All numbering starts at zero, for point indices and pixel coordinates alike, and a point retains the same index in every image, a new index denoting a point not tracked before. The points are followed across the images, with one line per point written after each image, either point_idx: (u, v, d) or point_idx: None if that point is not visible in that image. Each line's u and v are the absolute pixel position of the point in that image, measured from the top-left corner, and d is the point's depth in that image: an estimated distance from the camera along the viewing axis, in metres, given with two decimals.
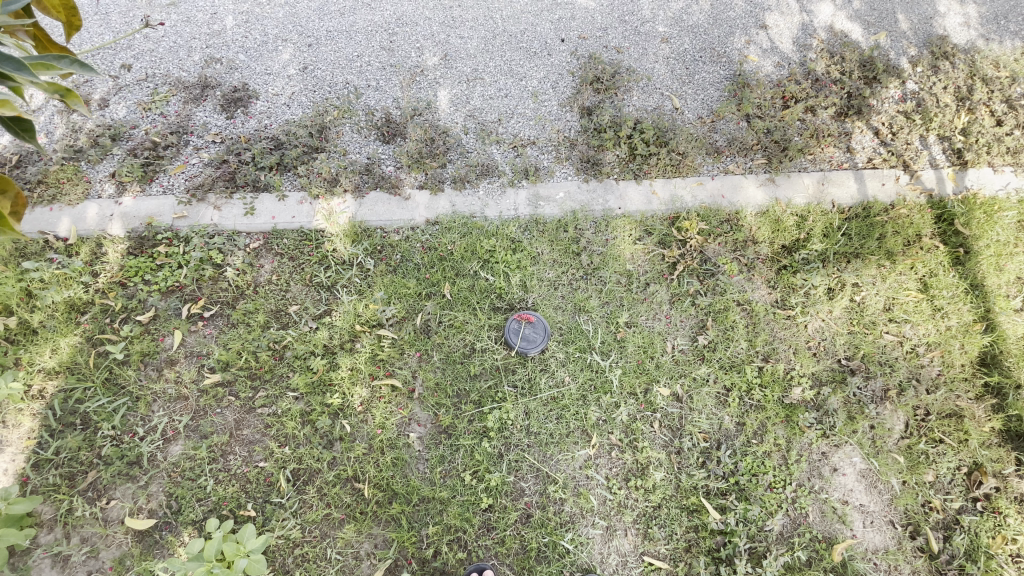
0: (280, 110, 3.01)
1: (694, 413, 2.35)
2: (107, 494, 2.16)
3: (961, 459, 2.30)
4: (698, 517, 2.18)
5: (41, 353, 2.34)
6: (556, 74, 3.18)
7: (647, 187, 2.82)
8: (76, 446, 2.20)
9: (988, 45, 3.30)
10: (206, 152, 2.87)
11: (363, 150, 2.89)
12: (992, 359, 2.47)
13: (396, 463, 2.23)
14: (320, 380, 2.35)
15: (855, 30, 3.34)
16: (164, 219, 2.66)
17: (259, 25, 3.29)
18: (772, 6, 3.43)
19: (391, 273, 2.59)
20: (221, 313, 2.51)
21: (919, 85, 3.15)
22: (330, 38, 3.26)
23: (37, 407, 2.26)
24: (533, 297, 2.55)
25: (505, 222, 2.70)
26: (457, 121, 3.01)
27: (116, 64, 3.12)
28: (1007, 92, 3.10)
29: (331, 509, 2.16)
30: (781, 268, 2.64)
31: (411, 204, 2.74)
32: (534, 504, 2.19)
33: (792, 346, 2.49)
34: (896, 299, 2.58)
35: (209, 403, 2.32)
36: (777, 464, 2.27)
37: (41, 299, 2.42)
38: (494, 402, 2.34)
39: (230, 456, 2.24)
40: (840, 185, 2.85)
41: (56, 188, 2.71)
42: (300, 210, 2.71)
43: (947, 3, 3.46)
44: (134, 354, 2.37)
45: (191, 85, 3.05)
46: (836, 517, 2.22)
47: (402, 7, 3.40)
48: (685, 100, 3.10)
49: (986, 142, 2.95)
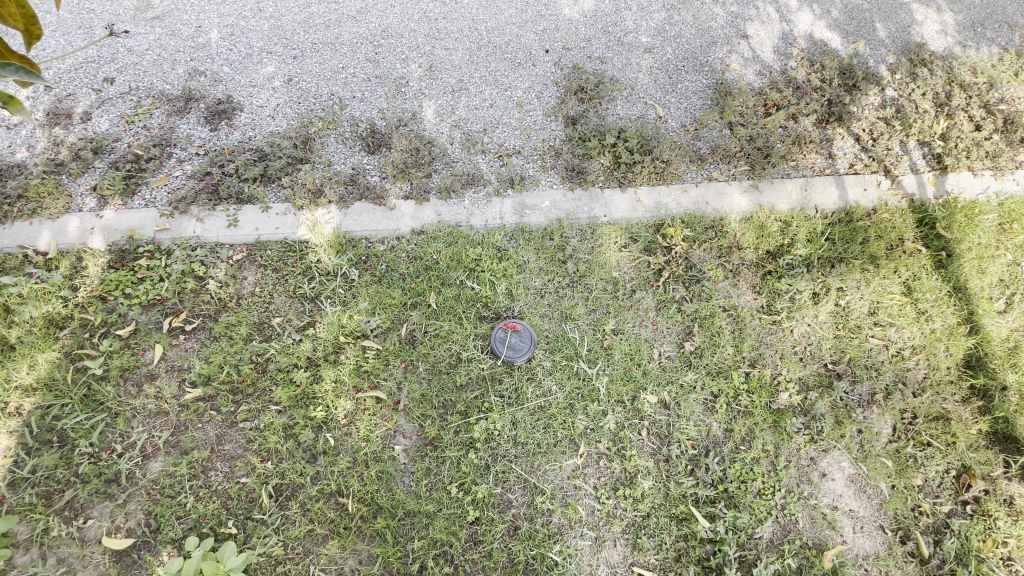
0: (265, 121, 3.00)
1: (682, 420, 2.34)
2: (84, 513, 2.10)
3: (949, 462, 2.30)
4: (687, 526, 2.15)
5: (18, 369, 2.28)
6: (540, 84, 3.20)
7: (632, 195, 2.83)
8: (53, 464, 2.14)
9: (965, 52, 3.37)
10: (189, 164, 2.86)
11: (348, 161, 2.89)
12: (977, 361, 2.49)
13: (380, 476, 2.19)
14: (304, 393, 2.32)
15: (834, 39, 3.40)
16: (146, 232, 2.64)
17: (244, 38, 3.29)
18: (753, 16, 3.49)
19: (376, 283, 2.57)
20: (203, 326, 2.48)
21: (898, 92, 3.20)
22: (316, 50, 3.27)
23: (13, 425, 2.21)
24: (519, 305, 2.54)
25: (490, 231, 2.70)
26: (442, 131, 3.02)
27: (99, 77, 3.11)
28: (984, 97, 3.16)
29: (315, 524, 2.11)
30: (766, 273, 2.65)
31: (396, 214, 2.73)
32: (522, 516, 2.16)
33: (779, 351, 2.49)
34: (880, 303, 2.60)
35: (190, 419, 2.28)
36: (766, 471, 2.26)
37: (18, 314, 2.37)
38: (480, 412, 2.32)
39: (211, 472, 2.20)
40: (822, 191, 2.87)
41: (36, 202, 2.68)
42: (284, 222, 2.69)
43: (924, 12, 3.53)
44: (113, 369, 2.33)
45: (175, 98, 3.04)
46: (826, 524, 2.20)
47: (388, 19, 3.42)
48: (668, 108, 3.13)
49: (966, 147, 3.00)
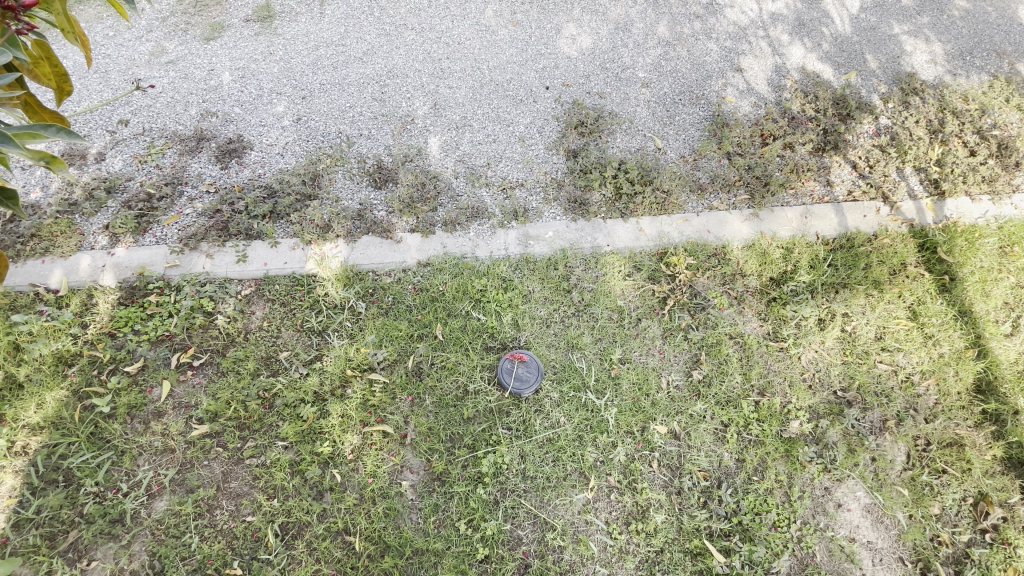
0: (274, 159, 3.08)
1: (692, 451, 2.32)
2: (88, 555, 2.06)
3: (966, 489, 2.26)
4: (702, 561, 2.09)
5: (26, 409, 2.28)
6: (542, 120, 3.29)
7: (634, 224, 2.87)
8: (58, 504, 2.12)
9: (955, 80, 3.46)
10: (199, 202, 2.92)
11: (355, 197, 2.95)
12: (988, 385, 2.47)
13: (387, 513, 2.16)
14: (310, 428, 2.31)
15: (826, 70, 3.50)
16: (156, 269, 2.67)
17: (255, 80, 3.41)
18: (746, 50, 3.60)
19: (383, 316, 2.59)
20: (211, 361, 2.49)
21: (891, 120, 3.28)
22: (324, 90, 3.39)
23: (19, 464, 2.19)
24: (526, 335, 2.55)
25: (495, 262, 2.73)
26: (447, 165, 3.09)
27: (114, 119, 3.21)
28: (977, 123, 3.24)
29: (321, 564, 2.07)
30: (771, 300, 2.67)
31: (403, 247, 2.77)
32: (533, 553, 2.11)
33: (787, 379, 2.47)
34: (887, 328, 2.60)
35: (196, 456, 2.26)
36: (780, 502, 2.21)
37: (28, 352, 2.39)
38: (488, 446, 2.30)
39: (217, 511, 2.16)
40: (823, 218, 2.91)
41: (49, 241, 2.73)
42: (292, 256, 2.73)
43: (913, 42, 3.65)
44: (121, 407, 2.33)
45: (187, 138, 3.14)
46: (844, 556, 2.14)
47: (393, 60, 3.54)
48: (667, 140, 3.20)
49: (962, 172, 3.05)
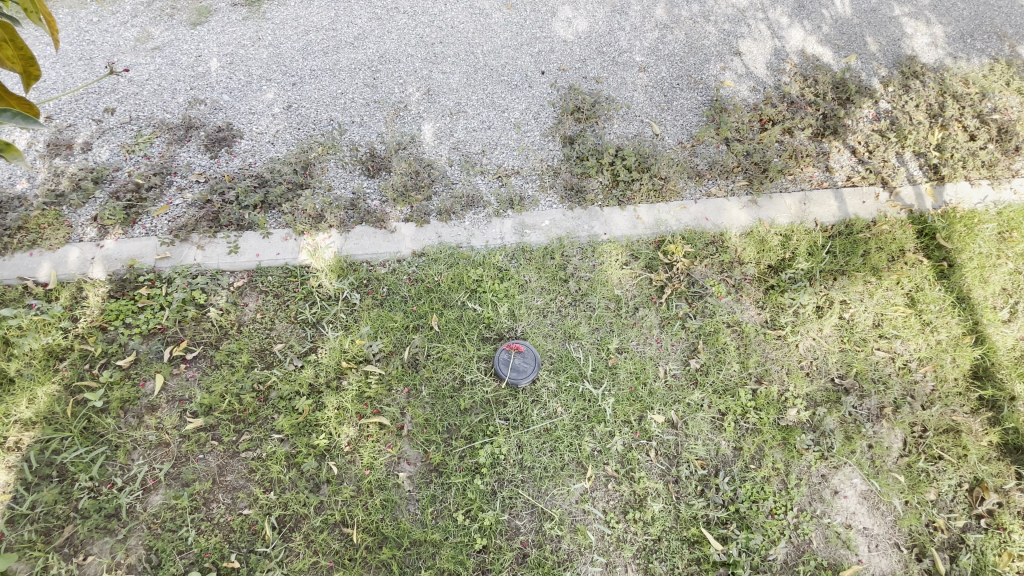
0: (265, 148, 3.03)
1: (690, 440, 2.31)
2: (84, 550, 2.05)
3: (962, 475, 2.27)
4: (699, 549, 2.10)
5: (17, 404, 2.25)
6: (537, 105, 3.23)
7: (631, 212, 2.84)
8: (52, 499, 2.10)
9: (956, 63, 3.41)
10: (189, 193, 2.86)
11: (348, 185, 2.90)
12: (984, 371, 2.47)
13: (385, 505, 2.15)
14: (306, 420, 2.29)
15: (826, 53, 3.44)
16: (146, 261, 2.63)
17: (244, 66, 3.33)
18: (745, 33, 3.54)
19: (377, 307, 2.56)
20: (204, 354, 2.46)
21: (891, 104, 3.24)
22: (314, 76, 3.31)
23: (11, 460, 2.16)
24: (522, 326, 2.53)
25: (491, 251, 2.70)
26: (442, 153, 3.04)
27: (100, 107, 3.14)
28: (977, 107, 3.20)
29: (319, 556, 2.06)
30: (769, 287, 2.65)
31: (397, 237, 2.73)
32: (531, 543, 2.12)
33: (784, 366, 2.47)
34: (884, 315, 2.59)
35: (191, 450, 2.25)
36: (777, 490, 2.22)
37: (17, 347, 2.35)
38: (485, 436, 2.29)
39: (214, 504, 2.16)
40: (821, 205, 2.88)
41: (36, 233, 2.68)
42: (284, 247, 2.69)
43: (914, 24, 3.59)
44: (114, 401, 2.30)
45: (175, 127, 3.07)
46: (840, 543, 2.16)
47: (385, 45, 3.46)
48: (664, 126, 3.15)
49: (962, 157, 3.02)
